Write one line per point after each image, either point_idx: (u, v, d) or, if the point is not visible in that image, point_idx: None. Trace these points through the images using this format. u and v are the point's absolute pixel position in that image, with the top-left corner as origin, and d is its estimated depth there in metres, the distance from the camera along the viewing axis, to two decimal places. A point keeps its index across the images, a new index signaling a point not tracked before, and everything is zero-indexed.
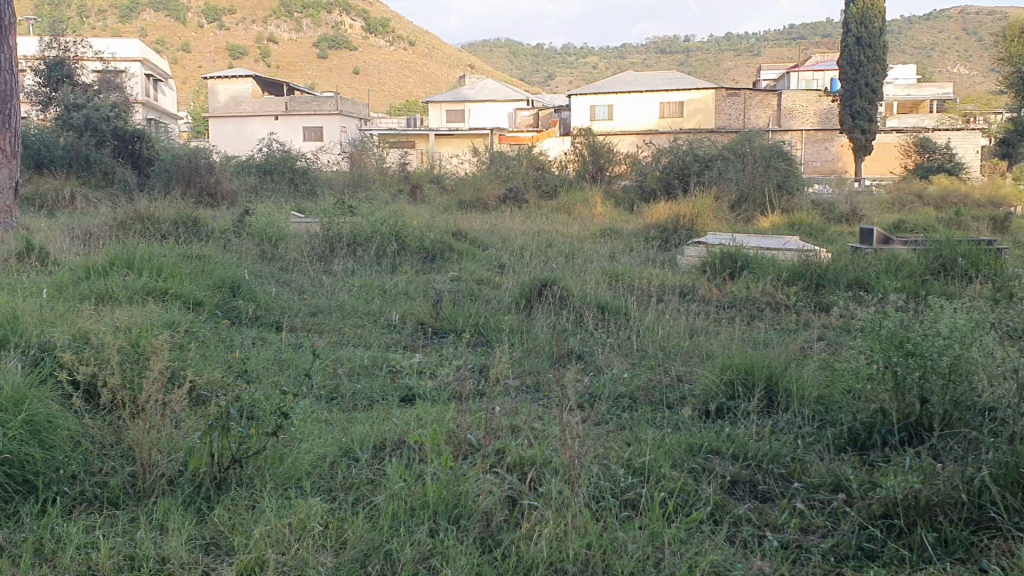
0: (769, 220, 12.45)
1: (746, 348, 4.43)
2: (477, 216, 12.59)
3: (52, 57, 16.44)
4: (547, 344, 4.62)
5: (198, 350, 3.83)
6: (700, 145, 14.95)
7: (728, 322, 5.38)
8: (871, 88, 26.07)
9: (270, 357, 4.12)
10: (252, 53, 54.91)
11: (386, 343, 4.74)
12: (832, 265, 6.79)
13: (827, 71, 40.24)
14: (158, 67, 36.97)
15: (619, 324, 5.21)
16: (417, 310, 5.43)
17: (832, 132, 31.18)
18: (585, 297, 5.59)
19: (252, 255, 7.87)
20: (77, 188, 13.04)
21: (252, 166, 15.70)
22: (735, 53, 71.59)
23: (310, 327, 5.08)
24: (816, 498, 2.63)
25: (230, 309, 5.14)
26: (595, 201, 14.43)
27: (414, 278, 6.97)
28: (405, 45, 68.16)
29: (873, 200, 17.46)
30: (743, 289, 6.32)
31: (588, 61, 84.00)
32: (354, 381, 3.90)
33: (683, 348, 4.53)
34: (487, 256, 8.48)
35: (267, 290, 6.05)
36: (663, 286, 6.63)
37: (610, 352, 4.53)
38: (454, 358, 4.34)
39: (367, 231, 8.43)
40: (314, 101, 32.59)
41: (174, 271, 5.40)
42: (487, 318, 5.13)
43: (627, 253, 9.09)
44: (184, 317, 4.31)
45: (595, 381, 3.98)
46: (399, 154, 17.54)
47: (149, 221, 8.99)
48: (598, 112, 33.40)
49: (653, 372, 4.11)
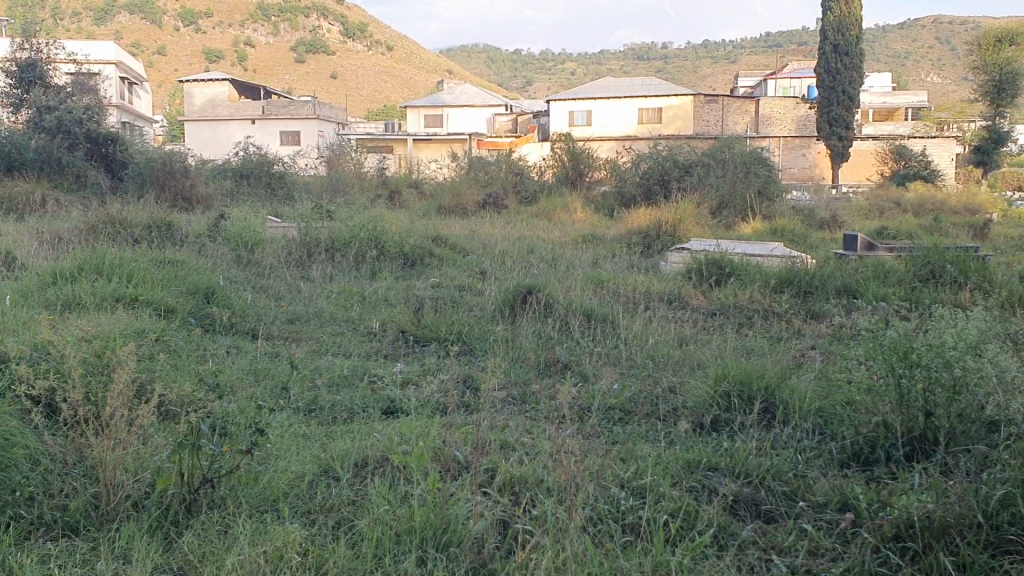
0: (751, 226, 12.40)
1: (739, 358, 4.31)
2: (456, 221, 12.45)
3: (24, 58, 16.07)
4: (534, 354, 4.48)
5: (170, 360, 3.64)
6: (680, 151, 14.88)
7: (717, 330, 5.26)
8: (848, 96, 26.23)
9: (245, 367, 3.94)
10: (229, 57, 54.51)
11: (366, 352, 4.58)
12: (819, 271, 6.72)
13: (804, 78, 40.46)
14: (133, 70, 36.51)
15: (606, 332, 5.08)
16: (397, 317, 5.26)
17: (809, 139, 31.32)
18: (570, 304, 5.46)
19: (227, 260, 7.68)
20: (48, 191, 12.76)
21: (229, 170, 15.45)
22: (712, 60, 71.92)
23: (287, 336, 4.90)
24: (822, 518, 2.50)
25: (203, 316, 4.95)
26: (575, 207, 14.33)
27: (393, 284, 6.83)
28: (383, 49, 67.96)
29: (852, 207, 17.49)
30: (730, 297, 6.22)
31: (567, 67, 84.15)
32: (333, 391, 3.73)
33: (674, 358, 4.41)
34: (468, 261, 8.34)
35: (241, 297, 5.86)
36: (649, 293, 6.51)
37: (599, 361, 4.40)
38: (438, 368, 4.19)
39: (346, 237, 8.25)
40: (291, 105, 32.33)
41: (144, 277, 5.19)
42: (471, 326, 4.98)
43: (610, 259, 8.98)
44: (155, 325, 4.12)
45: (584, 391, 3.84)
46: (378, 159, 17.36)
47: (121, 225, 8.75)
48: (577, 118, 33.35)
49: (645, 383, 3.97)
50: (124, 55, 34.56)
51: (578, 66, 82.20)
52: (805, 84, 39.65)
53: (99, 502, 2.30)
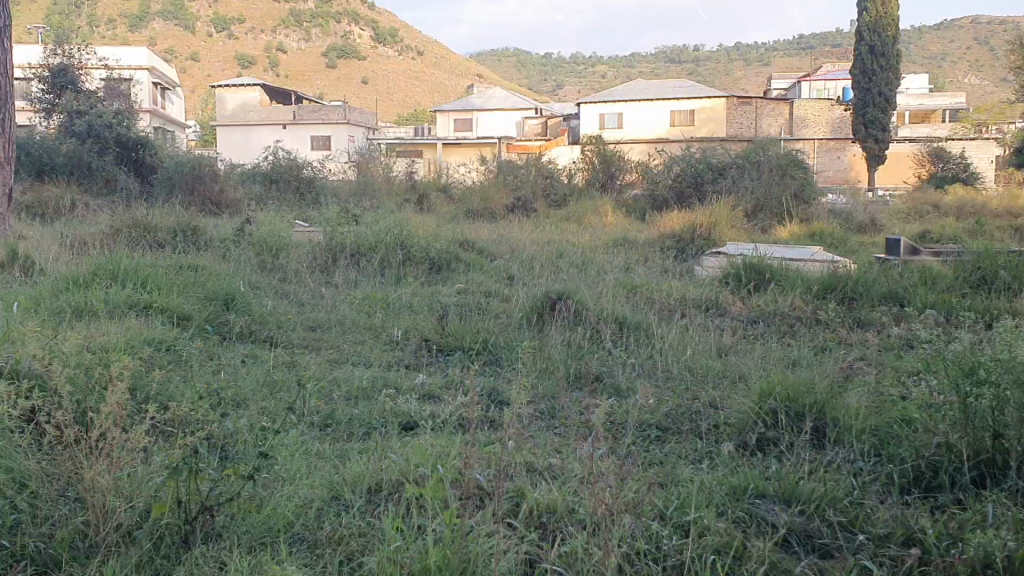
0: (787, 229, 12.08)
1: (783, 372, 4.05)
2: (484, 226, 12.25)
3: (56, 64, 16.11)
4: (563, 364, 4.26)
5: (180, 373, 3.46)
6: (713, 153, 14.57)
7: (758, 341, 5.01)
8: (884, 97, 25.69)
9: (259, 378, 3.75)
10: (262, 62, 54.83)
11: (388, 362, 4.37)
12: (864, 276, 6.43)
13: (839, 81, 39.87)
14: (166, 76, 36.72)
15: (640, 342, 4.83)
16: (421, 325, 5.05)
17: (845, 141, 30.83)
18: (602, 313, 5.21)
19: (251, 266, 7.51)
20: (78, 195, 12.71)
21: (258, 174, 15.37)
22: (745, 62, 71.18)
23: (306, 345, 4.70)
24: (885, 554, 2.24)
25: (220, 324, 4.77)
26: (605, 210, 14.08)
27: (419, 290, 6.63)
28: (413, 53, 68.00)
29: (890, 210, 17.07)
30: (770, 304, 5.96)
31: (597, 70, 83.81)
32: (351, 404, 3.52)
33: (713, 371, 4.16)
34: (496, 266, 8.13)
35: (261, 303, 5.68)
36: (684, 299, 6.26)
37: (631, 373, 4.17)
38: (461, 379, 3.98)
39: (372, 241, 8.06)
40: (322, 110, 32.38)
41: (160, 284, 5.02)
42: (498, 335, 4.76)
43: (642, 264, 8.73)
44: (167, 334, 3.93)
45: (617, 406, 3.62)
46: (406, 163, 17.20)
47: (145, 229, 8.63)
48: (608, 121, 33.14)
49: (684, 398, 3.73)
50: (157, 61, 34.76)
51: (608, 69, 81.84)
52: (840, 86, 39.09)
53: (89, 531, 2.10)
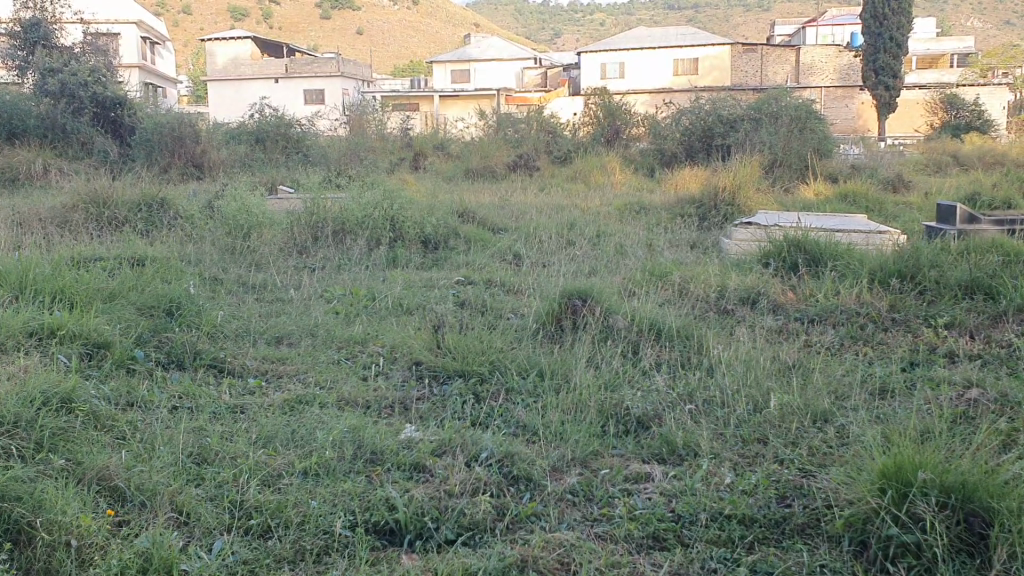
0: (813, 188, 11.01)
1: (888, 422, 3.07)
2: (484, 188, 11.21)
3: (28, 18, 14.54)
4: (595, 399, 3.28)
5: (68, 455, 2.49)
6: (726, 105, 13.48)
7: (831, 357, 4.04)
8: (895, 43, 24.25)
9: (189, 441, 2.78)
10: (255, 14, 53.19)
11: (369, 402, 3.38)
12: (936, 256, 5.40)
13: (844, 26, 38.48)
14: (155, 30, 35.00)
15: (687, 361, 3.84)
16: (410, 338, 4.06)
17: (853, 88, 29.53)
18: (634, 317, 4.24)
19: (218, 250, 6.47)
20: (50, 159, 11.61)
21: (244, 133, 14.23)
22: (744, 7, 69.14)
23: (265, 374, 3.70)
24: None
25: (152, 346, 3.78)
26: (613, 167, 13.04)
27: (410, 279, 5.62)
28: (409, 1, 65.95)
29: (908, 161, 15.97)
30: (830, 297, 4.98)
31: (597, 17, 81.59)
32: (308, 485, 2.55)
33: (793, 415, 3.19)
34: (500, 242, 7.15)
35: (218, 307, 4.67)
36: (724, 288, 5.24)
37: (686, 415, 3.19)
38: (457, 430, 2.99)
39: (358, 216, 7.03)
40: (314, 62, 30.98)
41: (80, 296, 3.99)
42: (508, 355, 3.78)
43: (666, 236, 7.73)
44: (60, 376, 2.93)
45: (679, 481, 2.64)
46: (401, 117, 16.04)
47: (104, 204, 7.56)
48: (609, 71, 31.65)
49: (766, 467, 2.75)
50: (143, 15, 33.07)
51: (609, 17, 79.78)
52: (847, 31, 37.55)
53: None
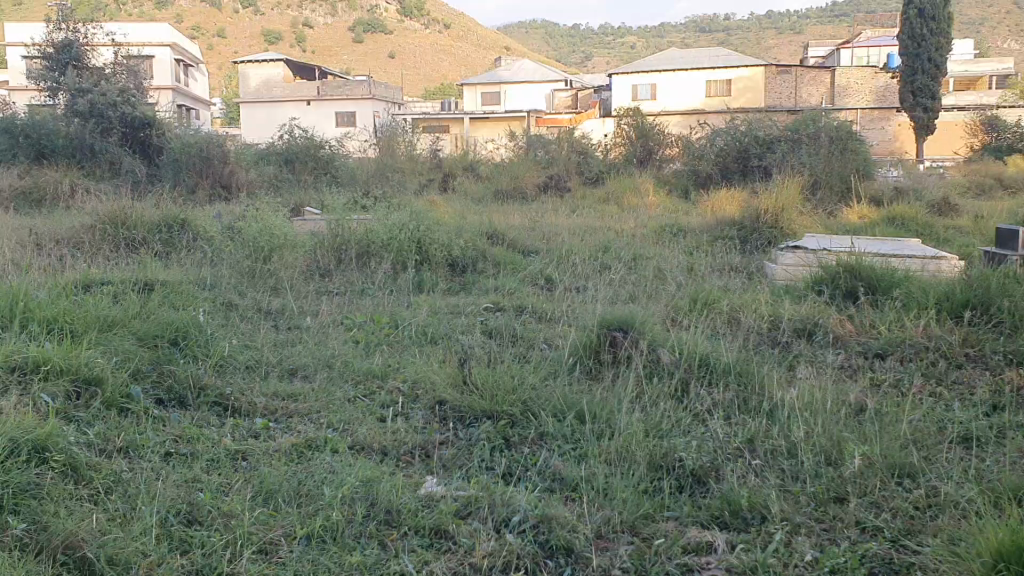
0: (857, 211, 10.53)
1: (985, 480, 2.64)
2: (514, 210, 10.83)
3: (60, 39, 14.44)
4: (643, 450, 2.87)
5: (31, 520, 2.15)
6: (762, 124, 13.03)
7: (904, 397, 3.60)
8: (934, 64, 23.65)
9: (178, 496, 2.41)
10: (288, 38, 53.51)
11: (386, 448, 2.99)
12: (1008, 285, 4.93)
13: (879, 47, 37.76)
14: (189, 53, 35.27)
15: (745, 403, 3.43)
16: (434, 373, 3.67)
17: (890, 111, 29.08)
18: (682, 350, 3.82)
19: (236, 274, 6.15)
20: (78, 180, 11.38)
21: (273, 153, 13.97)
22: (776, 30, 68.62)
23: (274, 414, 3.33)
24: None
25: (152, 382, 3.43)
26: (646, 189, 12.62)
27: (434, 305, 5.26)
28: (440, 25, 66.29)
29: (950, 183, 15.39)
30: (894, 330, 4.53)
31: (627, 40, 81.40)
32: (310, 554, 2.18)
33: (873, 468, 2.76)
34: (531, 265, 6.77)
35: (229, 334, 4.32)
36: (776, 318, 4.81)
37: (748, 470, 2.78)
38: (485, 487, 2.59)
39: (383, 238, 6.67)
40: (346, 84, 31.01)
41: (76, 327, 3.67)
42: (544, 394, 3.38)
43: (707, 261, 7.29)
44: (36, 420, 2.59)
45: (748, 554, 2.24)
46: (431, 139, 15.76)
47: (122, 225, 7.27)
48: (641, 92, 31.12)
49: (851, 540, 2.33)
50: (178, 37, 33.22)
51: (638, 40, 79.69)
52: (883, 53, 36.95)
53: None
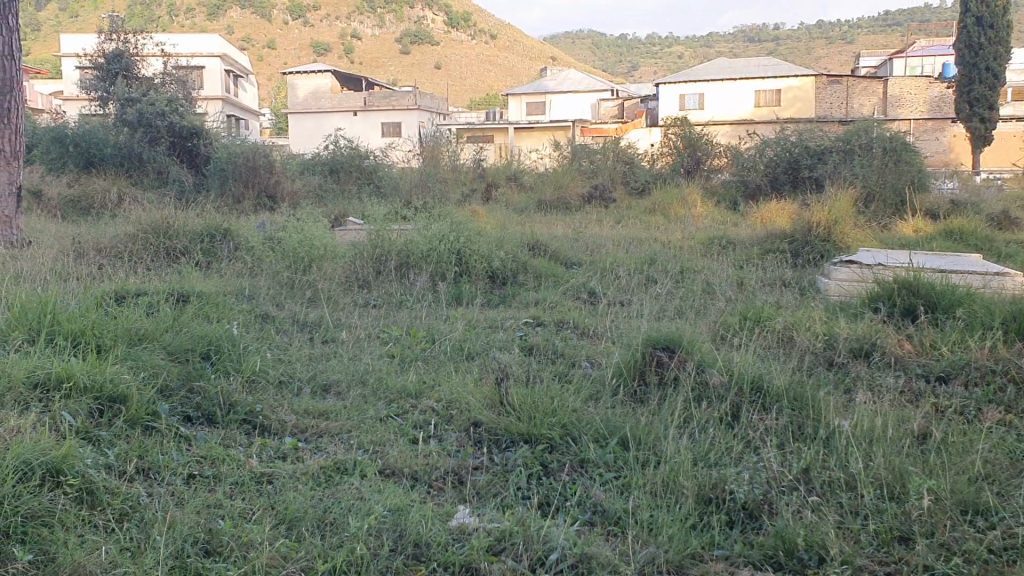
0: (912, 224, 10.18)
1: None
2: (558, 221, 10.67)
3: (111, 49, 14.62)
4: (689, 479, 2.69)
5: (39, 551, 2.05)
6: (813, 134, 12.72)
7: (970, 425, 3.36)
8: (992, 73, 23.01)
9: (196, 524, 2.29)
10: (337, 49, 54.02)
11: (417, 473, 2.84)
12: None
13: (933, 57, 36.97)
14: (239, 65, 35.73)
15: (799, 429, 3.22)
16: (470, 391, 3.52)
17: (944, 121, 28.51)
18: (732, 371, 3.62)
19: (275, 285, 6.07)
20: (125, 189, 11.46)
21: (317, 163, 13.98)
22: (826, 39, 67.65)
23: (305, 434, 3.20)
24: None
25: (180, 398, 3.33)
26: (694, 200, 12.38)
27: (473, 319, 5.11)
28: (487, 36, 66.49)
29: (1008, 195, 14.91)
30: (957, 351, 4.26)
31: (674, 50, 80.87)
32: None
33: (942, 505, 2.55)
34: (574, 278, 6.59)
35: (262, 347, 4.22)
36: (830, 337, 4.57)
37: (804, 504, 2.58)
38: (519, 520, 2.42)
39: (422, 249, 6.54)
40: (393, 95, 31.12)
41: (106, 340, 3.58)
42: (586, 416, 3.21)
43: (756, 275, 7.04)
44: (54, 440, 2.49)
45: None
46: (475, 148, 15.66)
47: (164, 233, 7.23)
48: (688, 101, 30.67)
49: None
50: (228, 48, 33.66)
51: (685, 50, 79.17)
52: (937, 63, 36.14)
53: None
